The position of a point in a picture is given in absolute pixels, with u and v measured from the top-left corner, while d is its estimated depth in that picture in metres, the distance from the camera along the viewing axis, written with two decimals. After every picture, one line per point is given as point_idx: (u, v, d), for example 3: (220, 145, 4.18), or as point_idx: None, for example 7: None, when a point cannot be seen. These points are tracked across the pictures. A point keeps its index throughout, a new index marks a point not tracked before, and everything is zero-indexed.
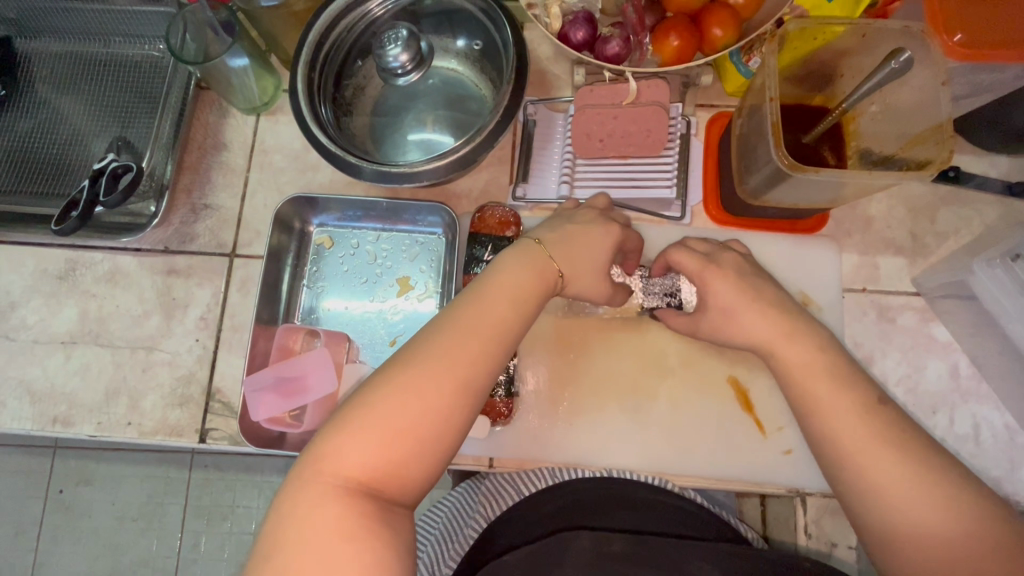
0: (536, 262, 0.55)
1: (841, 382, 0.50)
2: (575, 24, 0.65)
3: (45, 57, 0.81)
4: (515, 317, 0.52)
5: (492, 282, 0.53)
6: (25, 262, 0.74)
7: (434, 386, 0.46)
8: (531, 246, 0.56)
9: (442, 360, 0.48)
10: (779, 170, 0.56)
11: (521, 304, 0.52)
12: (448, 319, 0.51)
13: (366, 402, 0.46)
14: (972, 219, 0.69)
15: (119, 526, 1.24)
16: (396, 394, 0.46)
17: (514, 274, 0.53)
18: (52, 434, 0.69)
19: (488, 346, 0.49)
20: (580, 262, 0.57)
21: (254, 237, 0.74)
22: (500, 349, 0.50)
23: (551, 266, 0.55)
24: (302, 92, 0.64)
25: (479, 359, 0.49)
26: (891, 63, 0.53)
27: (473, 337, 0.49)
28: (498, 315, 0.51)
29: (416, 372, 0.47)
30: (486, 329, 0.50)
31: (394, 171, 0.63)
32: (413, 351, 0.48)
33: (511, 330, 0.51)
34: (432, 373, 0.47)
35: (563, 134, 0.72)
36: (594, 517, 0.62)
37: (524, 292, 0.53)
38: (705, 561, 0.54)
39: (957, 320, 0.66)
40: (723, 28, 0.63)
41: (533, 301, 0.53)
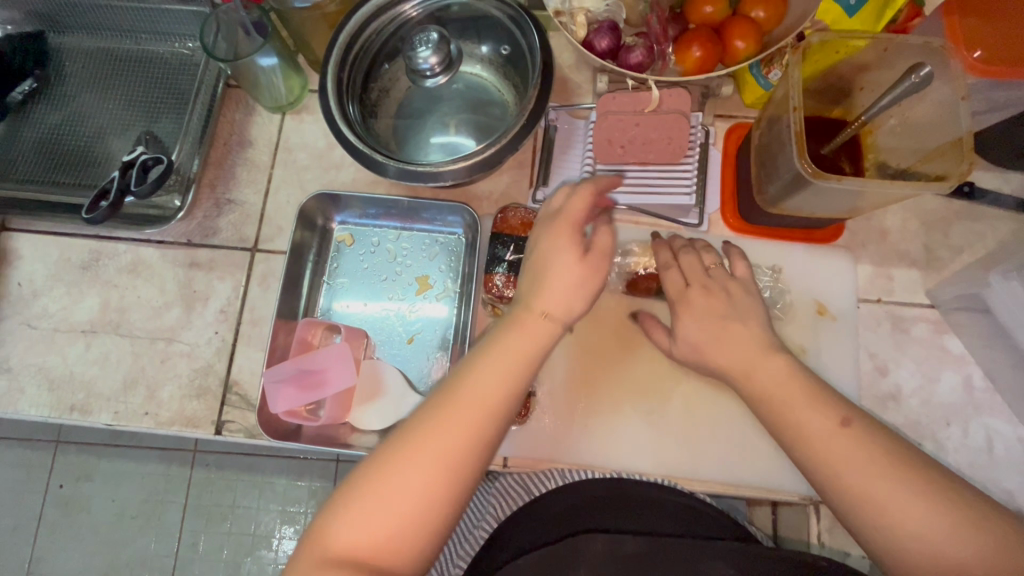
0: (530, 325, 0.50)
1: (818, 399, 0.50)
2: (599, 33, 0.67)
3: (77, 51, 0.83)
4: (511, 386, 0.48)
5: (487, 348, 0.50)
6: (50, 251, 0.75)
7: (418, 480, 0.45)
8: (527, 302, 0.51)
9: (433, 442, 0.46)
10: (801, 178, 0.57)
11: (516, 379, 0.48)
12: (438, 397, 0.48)
13: (362, 479, 0.45)
14: (986, 234, 0.70)
15: (118, 523, 1.24)
16: (389, 471, 0.45)
17: (507, 348, 0.49)
18: (68, 422, 0.70)
19: (475, 431, 0.46)
20: (568, 299, 0.51)
21: (276, 233, 0.75)
22: (496, 422, 0.47)
23: (545, 327, 0.50)
24: (331, 91, 0.66)
25: (466, 447, 0.46)
26: (911, 77, 0.54)
27: (461, 422, 0.46)
28: (492, 385, 0.48)
29: (409, 450, 0.46)
30: (479, 401, 0.47)
31: (417, 170, 0.64)
32: (409, 426, 0.47)
33: (508, 402, 0.48)
34: (416, 464, 0.45)
35: (584, 139, 0.73)
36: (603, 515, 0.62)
37: (517, 362, 0.49)
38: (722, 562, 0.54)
39: (971, 333, 0.67)
40: (744, 40, 0.64)
41: (531, 367, 0.49)
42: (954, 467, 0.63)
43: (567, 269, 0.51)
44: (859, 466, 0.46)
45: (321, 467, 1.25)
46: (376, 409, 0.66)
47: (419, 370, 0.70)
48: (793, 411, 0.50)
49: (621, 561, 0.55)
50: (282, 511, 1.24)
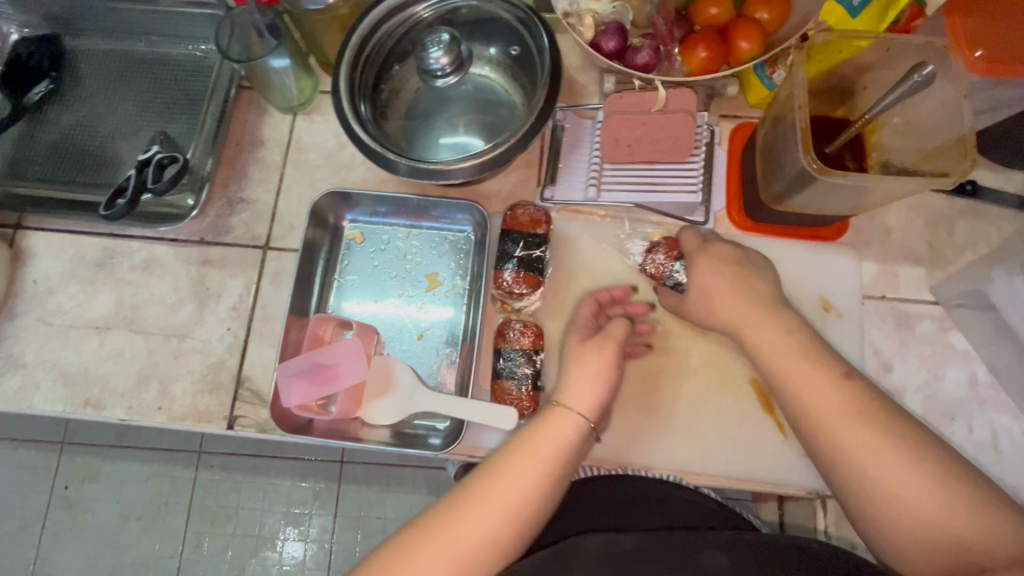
0: (560, 430, 0.55)
1: (830, 379, 0.54)
2: (606, 34, 0.68)
3: (92, 53, 0.84)
4: (539, 491, 0.52)
5: (521, 447, 0.54)
6: (65, 248, 0.76)
7: (441, 566, 0.47)
8: (559, 402, 0.57)
9: (460, 536, 0.49)
10: (807, 174, 0.58)
11: (547, 477, 0.52)
12: (472, 484, 0.52)
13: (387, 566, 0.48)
14: (989, 232, 0.71)
15: (123, 524, 1.24)
16: (414, 559, 0.48)
17: (541, 446, 0.54)
18: (82, 417, 0.71)
19: (503, 524, 0.50)
20: (592, 398, 0.57)
21: (287, 231, 0.76)
22: (522, 524, 0.51)
23: (574, 433, 0.55)
24: (343, 90, 0.67)
25: (491, 541, 0.49)
26: (914, 76, 0.55)
27: (492, 512, 0.50)
28: (522, 488, 0.51)
29: (435, 540, 0.49)
30: (508, 500, 0.51)
31: (428, 168, 0.65)
32: (439, 514, 0.50)
33: (535, 508, 0.51)
34: (442, 550, 0.48)
35: (591, 139, 0.74)
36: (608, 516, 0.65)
37: (549, 462, 0.53)
38: (722, 553, 0.54)
39: (975, 330, 0.67)
40: (749, 41, 0.65)
41: (559, 474, 0.53)
42: None
43: (592, 366, 0.59)
44: (853, 439, 0.51)
45: (325, 470, 1.26)
46: (388, 404, 0.67)
47: (428, 366, 0.71)
48: (803, 389, 0.54)
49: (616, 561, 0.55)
50: (286, 512, 1.24)
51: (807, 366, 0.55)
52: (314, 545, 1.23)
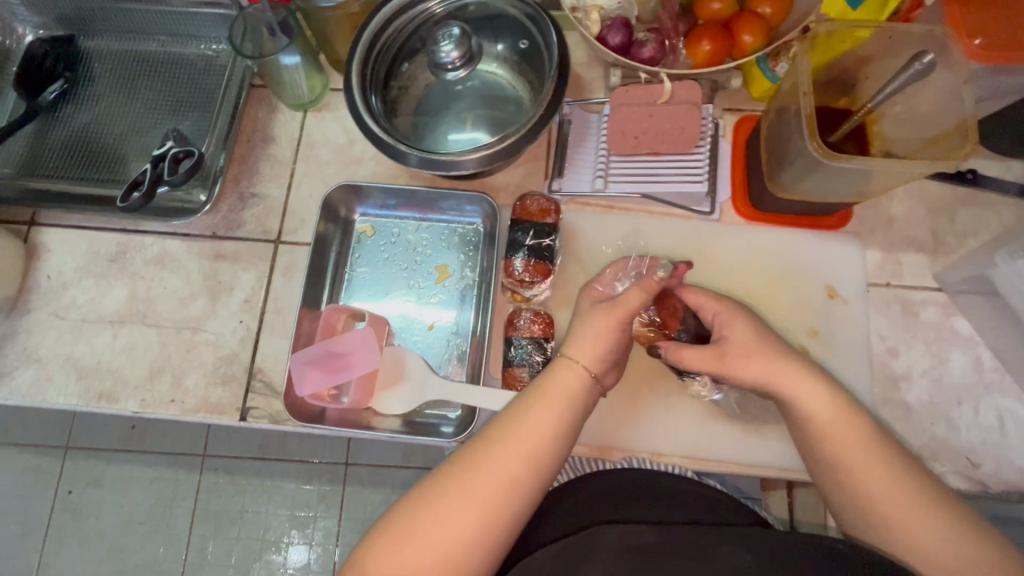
0: (568, 383, 0.55)
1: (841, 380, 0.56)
2: (613, 29, 0.70)
3: (106, 54, 0.86)
4: (550, 444, 0.52)
5: (530, 402, 0.54)
6: (78, 244, 0.77)
7: (460, 517, 0.48)
8: (569, 354, 0.56)
9: (473, 491, 0.49)
10: (813, 159, 0.59)
11: (560, 427, 0.53)
12: (488, 437, 0.52)
13: (406, 522, 0.49)
14: (990, 220, 0.72)
15: (128, 528, 1.24)
16: (429, 516, 0.48)
17: (552, 397, 0.54)
18: (95, 410, 0.71)
19: (521, 474, 0.50)
20: (600, 351, 0.56)
21: (299, 225, 0.77)
22: (535, 477, 0.51)
23: (581, 386, 0.55)
24: (355, 85, 0.69)
25: (509, 490, 0.50)
26: (915, 63, 0.56)
27: (509, 463, 0.50)
28: (532, 442, 0.51)
29: (447, 496, 0.49)
30: (519, 455, 0.51)
31: (439, 159, 0.66)
32: (450, 470, 0.51)
33: (546, 461, 0.51)
34: (462, 503, 0.49)
35: (598, 133, 0.76)
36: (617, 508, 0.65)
37: (561, 412, 0.53)
38: (745, 550, 0.52)
39: (979, 315, 0.68)
40: (752, 34, 0.67)
41: (568, 426, 0.53)
42: (967, 445, 0.65)
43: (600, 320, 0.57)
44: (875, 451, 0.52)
45: (330, 472, 1.26)
46: (400, 394, 0.67)
47: (438, 356, 0.72)
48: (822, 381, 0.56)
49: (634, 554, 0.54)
50: (291, 515, 1.24)
51: (812, 386, 0.55)
52: (318, 548, 1.22)
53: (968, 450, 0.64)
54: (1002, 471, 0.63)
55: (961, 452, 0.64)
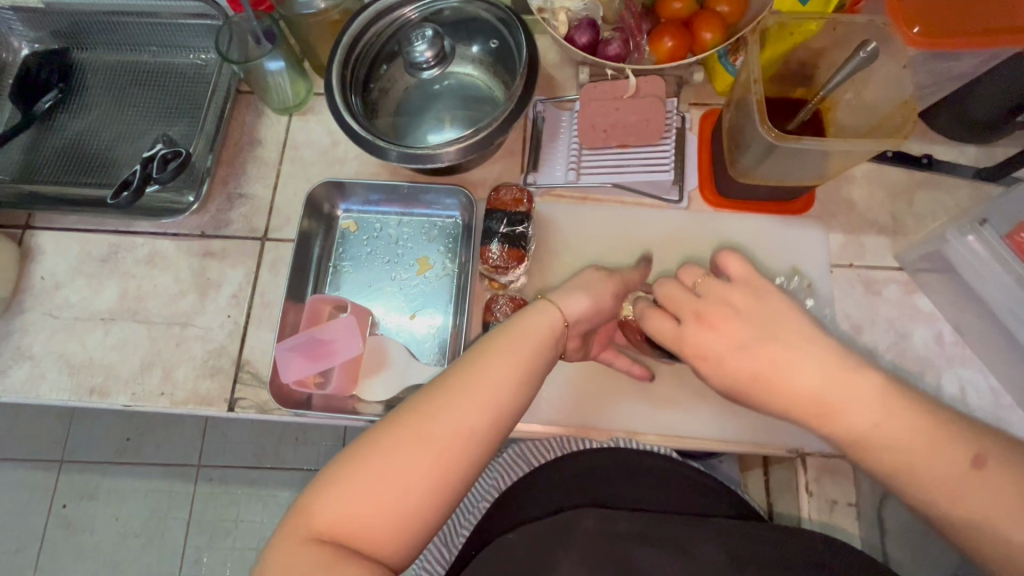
0: (540, 326, 0.53)
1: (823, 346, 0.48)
2: (580, 29, 0.73)
3: (99, 65, 0.90)
4: (517, 385, 0.49)
5: (498, 342, 0.51)
6: (71, 246, 0.80)
7: (415, 460, 0.44)
8: (542, 307, 0.55)
9: (432, 428, 0.46)
10: (767, 143, 0.62)
11: (526, 372, 0.50)
12: (444, 382, 0.48)
13: (356, 456, 0.45)
14: (947, 201, 0.75)
15: (122, 541, 1.25)
16: (381, 452, 0.45)
17: (520, 341, 0.51)
18: (87, 405, 0.73)
19: (482, 417, 0.47)
20: (583, 308, 0.56)
21: (284, 222, 0.79)
22: (499, 417, 0.48)
23: (553, 330, 0.53)
24: (336, 86, 0.72)
25: (469, 435, 0.46)
26: (860, 54, 0.59)
27: (471, 406, 0.47)
28: (497, 381, 0.49)
29: (402, 430, 0.45)
30: (483, 392, 0.48)
31: (417, 153, 0.69)
32: (408, 406, 0.47)
33: (512, 401, 0.49)
34: (417, 446, 0.45)
35: (570, 129, 0.79)
36: (600, 487, 0.67)
37: (526, 356, 0.51)
38: (722, 551, 0.54)
39: (938, 292, 0.71)
40: (711, 32, 0.71)
41: (535, 367, 0.51)
42: None
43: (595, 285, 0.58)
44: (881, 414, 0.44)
45: None
46: (382, 381, 0.69)
47: (420, 344, 0.74)
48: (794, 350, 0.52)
49: (612, 539, 0.55)
50: None
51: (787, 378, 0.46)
52: None
53: None
54: None
55: None
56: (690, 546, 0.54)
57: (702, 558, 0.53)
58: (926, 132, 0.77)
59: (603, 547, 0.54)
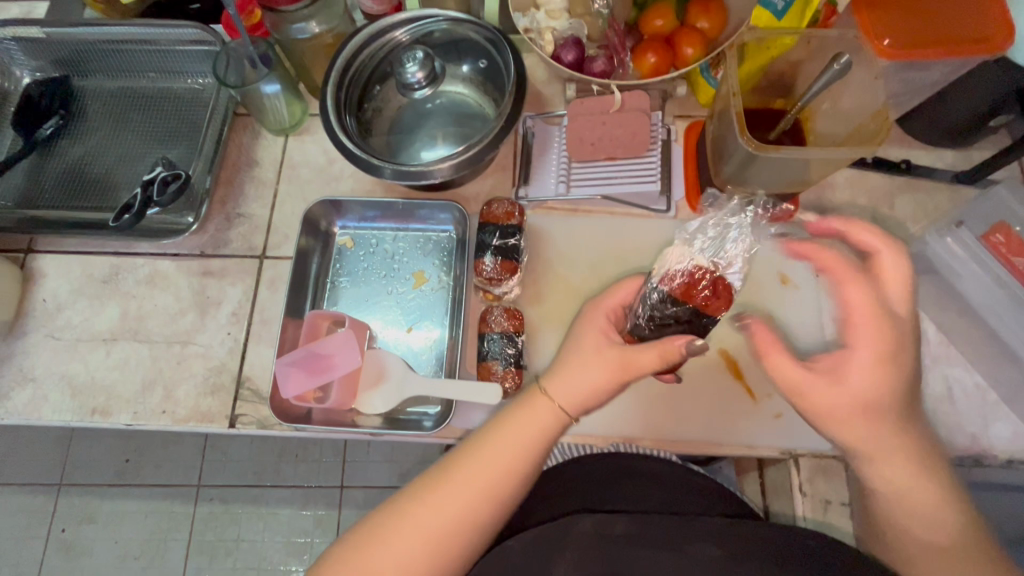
0: (536, 415, 0.55)
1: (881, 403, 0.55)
2: (565, 48, 0.76)
3: (99, 91, 0.92)
4: (509, 476, 0.53)
5: (494, 433, 0.55)
6: (73, 269, 0.81)
7: (411, 545, 0.50)
8: (538, 392, 0.56)
9: (427, 516, 0.51)
10: (747, 153, 0.65)
11: (518, 462, 0.54)
12: (441, 470, 0.54)
13: (366, 534, 0.52)
14: (927, 204, 0.77)
15: (122, 564, 1.24)
16: (383, 535, 0.51)
17: (519, 432, 0.54)
18: (89, 425, 0.74)
19: (476, 509, 0.52)
20: (579, 393, 0.55)
21: (282, 240, 0.81)
22: (491, 507, 0.52)
23: (551, 419, 0.55)
24: (330, 108, 0.74)
25: (462, 525, 0.52)
26: (834, 65, 0.62)
27: (464, 496, 0.52)
28: (490, 472, 0.53)
29: (404, 516, 0.52)
30: (476, 483, 0.52)
31: (410, 170, 0.72)
32: (412, 491, 0.53)
33: (504, 491, 0.53)
34: (413, 531, 0.51)
35: (559, 143, 0.81)
36: (600, 493, 0.68)
37: (520, 446, 0.54)
38: (715, 544, 0.54)
39: (922, 293, 0.73)
40: (693, 48, 0.73)
41: (529, 457, 0.54)
42: None
43: (593, 367, 0.55)
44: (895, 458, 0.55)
45: (326, 496, 1.27)
46: (381, 394, 0.70)
47: (418, 357, 0.76)
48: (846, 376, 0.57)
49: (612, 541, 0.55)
50: (288, 541, 1.24)
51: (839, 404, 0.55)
52: None
53: None
54: (954, 438, 0.67)
55: None
56: (683, 543, 0.55)
57: (695, 554, 0.54)
58: (904, 138, 0.79)
59: (602, 548, 0.55)
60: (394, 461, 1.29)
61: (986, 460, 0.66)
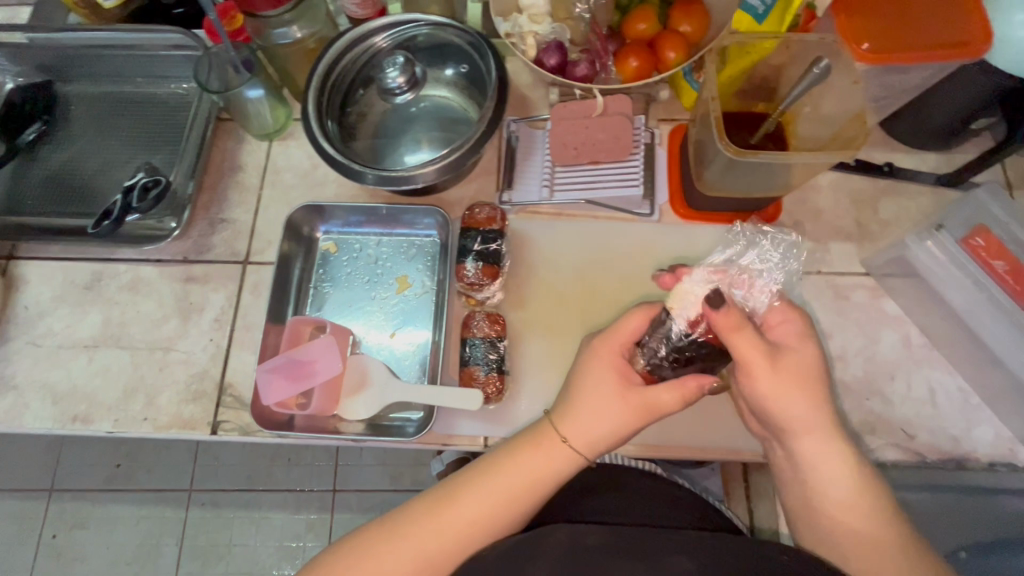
0: (549, 455, 0.55)
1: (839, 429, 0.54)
2: (548, 52, 0.76)
3: (82, 97, 0.91)
4: (514, 515, 0.54)
5: (505, 469, 0.55)
6: (55, 275, 0.81)
7: (406, 562, 0.52)
8: (552, 428, 0.56)
9: (425, 542, 0.52)
10: (727, 157, 0.65)
11: (524, 502, 0.54)
12: (444, 496, 0.55)
13: (360, 547, 0.53)
14: (909, 207, 0.77)
15: (112, 570, 1.23)
16: (378, 553, 0.52)
17: (533, 475, 0.54)
18: (71, 432, 0.73)
19: (478, 539, 0.53)
20: (590, 435, 0.55)
21: (265, 246, 0.81)
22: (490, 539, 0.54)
23: (564, 463, 0.55)
24: (312, 113, 0.74)
25: (461, 552, 0.53)
26: (814, 70, 0.63)
27: (465, 527, 0.53)
28: (494, 507, 0.54)
29: (401, 536, 0.53)
30: (480, 516, 0.53)
31: (393, 176, 0.71)
32: (412, 512, 0.54)
33: (505, 526, 0.54)
34: (410, 552, 0.52)
35: (543, 147, 0.81)
36: (580, 506, 0.67)
37: (530, 488, 0.54)
38: (687, 557, 0.50)
39: (904, 296, 0.73)
40: (675, 51, 0.73)
41: (537, 498, 0.55)
42: (903, 419, 0.68)
43: (607, 406, 0.55)
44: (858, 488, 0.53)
45: (317, 500, 1.26)
46: (363, 401, 0.70)
47: (401, 362, 0.75)
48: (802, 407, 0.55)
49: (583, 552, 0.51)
50: (279, 546, 1.24)
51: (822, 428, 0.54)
52: None
53: (903, 423, 0.68)
54: (937, 442, 0.67)
55: (897, 426, 0.68)
56: (659, 556, 0.50)
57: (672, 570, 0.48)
58: (887, 141, 0.79)
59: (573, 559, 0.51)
60: (386, 465, 1.29)
61: (969, 463, 0.66)
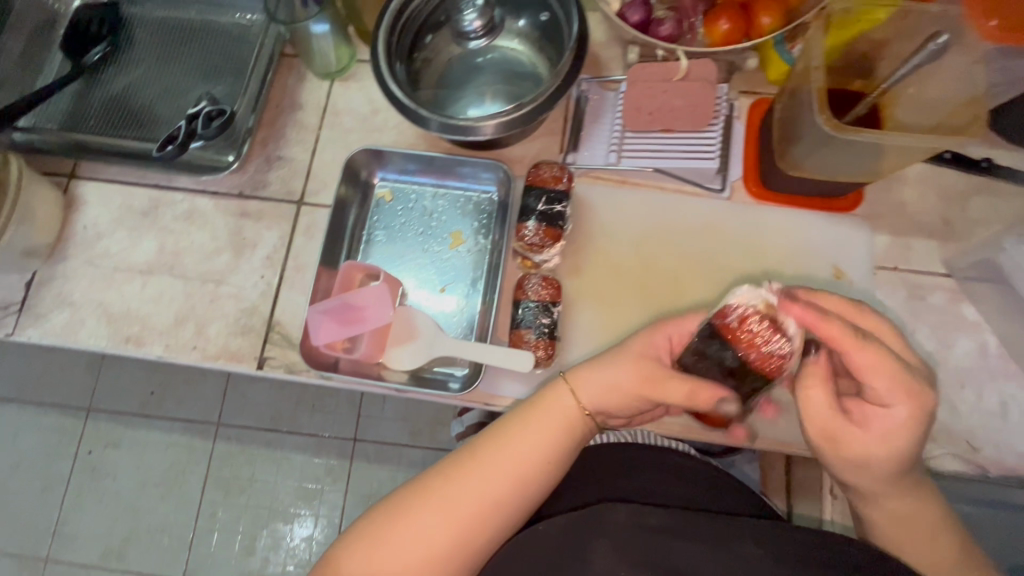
0: (559, 404, 0.54)
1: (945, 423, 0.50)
2: (632, 7, 0.72)
3: (148, 20, 0.90)
4: (539, 462, 0.52)
5: (522, 417, 0.54)
6: (114, 199, 0.81)
7: (438, 515, 0.50)
8: (561, 385, 0.55)
9: (455, 493, 0.51)
10: (822, 133, 0.60)
11: (549, 450, 0.53)
12: (470, 449, 0.53)
13: (391, 506, 0.51)
14: (1003, 209, 0.72)
15: (142, 490, 1.29)
16: (412, 508, 0.50)
17: (543, 428, 0.53)
18: (122, 352, 0.75)
19: (508, 491, 0.51)
20: (600, 390, 0.53)
21: (320, 188, 0.80)
22: (520, 489, 0.51)
23: (575, 409, 0.54)
24: (382, 54, 0.71)
25: (493, 505, 0.51)
26: (931, 45, 0.58)
27: (493, 474, 0.51)
28: (519, 454, 0.52)
29: (430, 491, 0.51)
30: (506, 464, 0.51)
31: (459, 125, 0.69)
32: (439, 468, 0.53)
33: (532, 474, 0.52)
34: (440, 505, 0.50)
35: (614, 110, 0.77)
36: (626, 480, 0.67)
37: (550, 434, 0.53)
38: (755, 544, 0.49)
39: (985, 302, 0.68)
40: (771, 16, 0.69)
41: (558, 445, 0.53)
42: (968, 429, 0.65)
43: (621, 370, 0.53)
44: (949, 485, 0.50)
45: (338, 446, 1.29)
46: (410, 351, 0.69)
47: (449, 318, 0.74)
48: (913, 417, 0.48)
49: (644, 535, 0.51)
50: (299, 486, 1.27)
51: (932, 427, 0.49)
52: (324, 521, 1.25)
53: (968, 434, 0.65)
54: (1001, 457, 0.64)
55: (962, 436, 0.65)
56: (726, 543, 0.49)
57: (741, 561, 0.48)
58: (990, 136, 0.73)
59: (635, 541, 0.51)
60: (407, 420, 1.30)
61: None
